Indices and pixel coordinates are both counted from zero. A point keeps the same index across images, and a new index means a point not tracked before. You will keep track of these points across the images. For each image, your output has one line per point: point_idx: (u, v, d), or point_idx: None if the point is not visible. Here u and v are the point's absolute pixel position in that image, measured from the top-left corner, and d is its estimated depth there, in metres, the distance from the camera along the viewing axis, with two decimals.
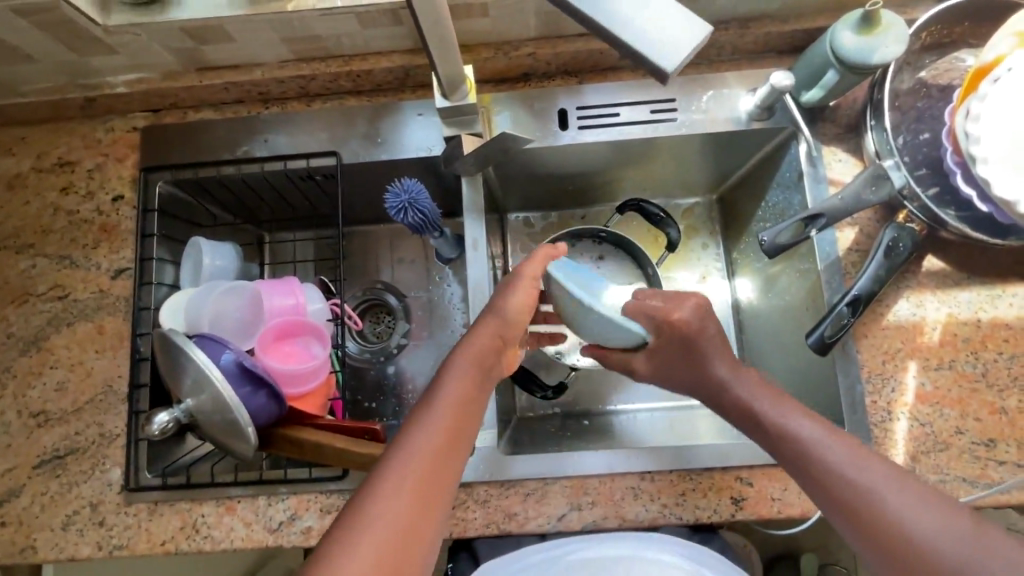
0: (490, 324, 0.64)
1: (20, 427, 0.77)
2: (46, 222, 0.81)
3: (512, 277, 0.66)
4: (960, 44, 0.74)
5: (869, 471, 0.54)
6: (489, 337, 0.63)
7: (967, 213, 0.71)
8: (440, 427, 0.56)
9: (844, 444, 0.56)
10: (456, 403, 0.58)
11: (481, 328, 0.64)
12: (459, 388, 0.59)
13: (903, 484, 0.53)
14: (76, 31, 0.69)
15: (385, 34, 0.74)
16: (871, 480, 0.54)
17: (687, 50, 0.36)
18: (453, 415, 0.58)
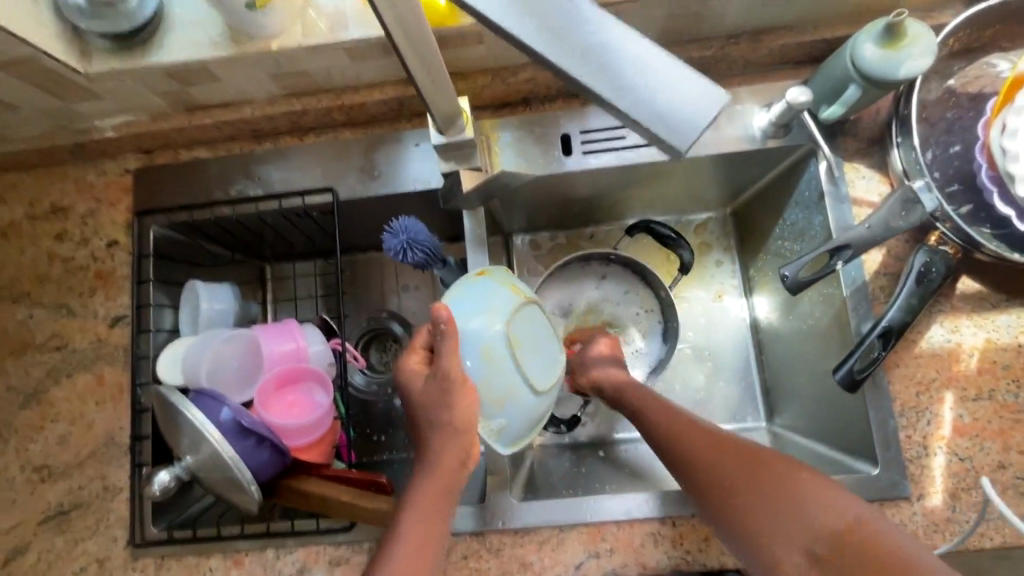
0: (445, 435, 0.54)
1: (24, 482, 0.75)
2: (41, 271, 0.79)
3: (443, 379, 0.53)
4: (991, 48, 0.69)
5: (732, 462, 0.54)
6: (455, 453, 0.54)
7: (1004, 231, 0.66)
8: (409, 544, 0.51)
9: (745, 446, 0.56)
10: (415, 541, 0.51)
11: (436, 441, 0.54)
12: (425, 503, 0.53)
13: (758, 470, 0.53)
14: (60, 80, 0.67)
15: (377, 66, 0.71)
16: (731, 472, 0.54)
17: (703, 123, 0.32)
18: (424, 529, 0.52)
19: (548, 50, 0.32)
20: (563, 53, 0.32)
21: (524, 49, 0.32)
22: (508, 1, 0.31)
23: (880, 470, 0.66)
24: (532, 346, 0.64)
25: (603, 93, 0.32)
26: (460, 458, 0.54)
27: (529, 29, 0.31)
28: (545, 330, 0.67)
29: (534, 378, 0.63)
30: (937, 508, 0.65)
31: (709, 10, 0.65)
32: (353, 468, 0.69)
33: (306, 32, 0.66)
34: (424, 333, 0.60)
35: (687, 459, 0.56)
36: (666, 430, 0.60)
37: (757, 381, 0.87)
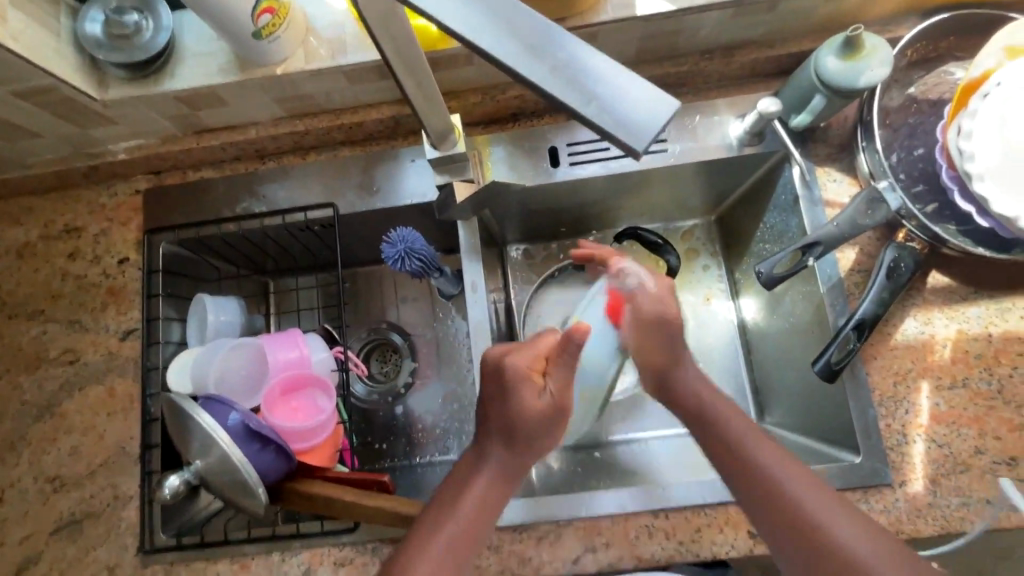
0: (523, 435, 0.61)
1: (36, 493, 0.77)
2: (55, 289, 0.83)
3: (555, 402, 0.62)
4: (947, 58, 0.74)
5: (814, 492, 0.56)
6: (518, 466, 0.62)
7: (969, 228, 0.69)
8: (462, 537, 0.58)
9: (788, 469, 0.58)
10: (480, 496, 0.60)
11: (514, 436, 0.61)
12: (481, 506, 0.60)
13: (836, 502, 0.56)
14: (79, 107, 0.71)
15: (374, 88, 0.76)
16: (813, 501, 0.56)
17: (656, 128, 0.34)
18: (473, 524, 0.59)
19: (513, 62, 0.35)
20: (526, 63, 0.35)
21: (491, 61, 0.36)
22: (486, 26, 0.36)
23: (862, 459, 0.68)
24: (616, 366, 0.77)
25: (563, 97, 0.34)
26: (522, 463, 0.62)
27: (503, 46, 0.35)
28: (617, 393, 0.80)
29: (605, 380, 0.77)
30: (919, 494, 0.67)
31: (682, 30, 0.70)
32: (354, 471, 0.72)
33: (308, 58, 0.71)
34: (543, 342, 0.65)
35: (764, 478, 0.58)
36: (748, 447, 0.60)
37: (747, 380, 0.89)
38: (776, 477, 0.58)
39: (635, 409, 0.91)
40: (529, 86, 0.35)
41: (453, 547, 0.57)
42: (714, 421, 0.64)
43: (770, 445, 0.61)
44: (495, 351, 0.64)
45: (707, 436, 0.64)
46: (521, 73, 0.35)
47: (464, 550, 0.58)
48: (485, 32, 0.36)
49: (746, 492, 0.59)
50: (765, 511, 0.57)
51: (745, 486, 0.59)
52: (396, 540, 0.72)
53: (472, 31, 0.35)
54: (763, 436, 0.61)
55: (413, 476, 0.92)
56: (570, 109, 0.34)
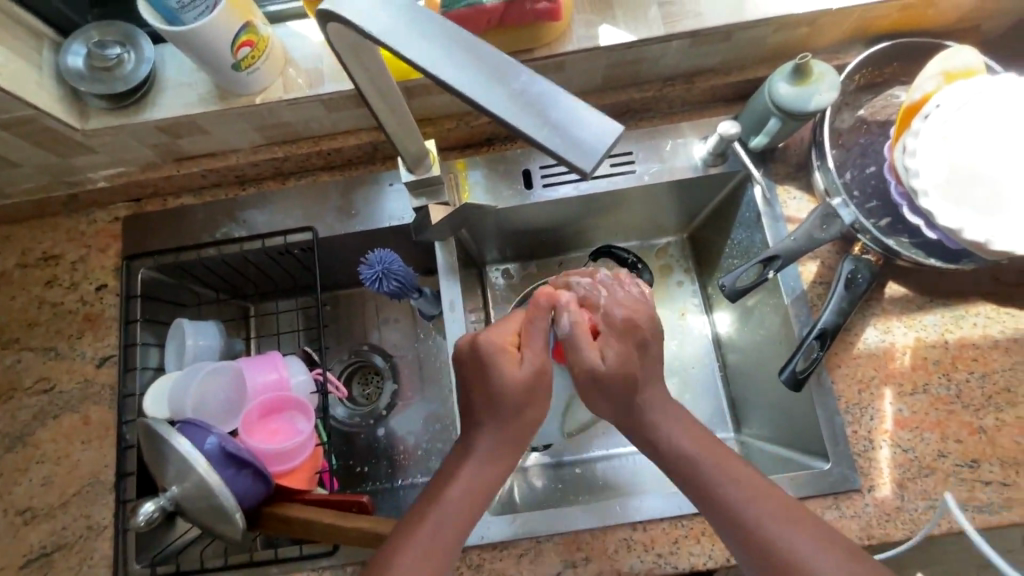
0: (506, 415, 0.61)
1: (6, 526, 0.76)
2: (31, 316, 0.83)
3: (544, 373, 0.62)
4: (892, 83, 0.79)
5: (788, 526, 0.54)
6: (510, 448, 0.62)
7: (920, 240, 0.73)
8: (451, 528, 0.58)
9: (758, 502, 0.56)
10: (473, 487, 0.60)
11: (494, 421, 0.61)
12: (469, 496, 0.59)
13: (803, 529, 0.54)
14: (58, 137, 0.73)
15: (351, 115, 0.79)
16: (787, 533, 0.54)
17: (604, 149, 0.36)
18: (459, 519, 0.58)
19: (472, 90, 0.38)
20: (483, 92, 0.38)
21: (453, 92, 0.39)
22: (449, 58, 0.39)
23: (832, 465, 0.70)
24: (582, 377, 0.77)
25: (518, 121, 0.37)
26: (511, 448, 0.62)
27: (462, 77, 0.38)
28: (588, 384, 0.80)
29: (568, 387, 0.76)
30: (887, 498, 0.69)
31: (644, 58, 0.74)
32: (333, 492, 0.72)
33: (286, 88, 0.73)
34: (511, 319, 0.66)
35: (743, 515, 0.55)
36: (713, 477, 0.58)
37: (723, 393, 0.91)
38: (749, 512, 0.55)
39: (615, 425, 0.92)
40: (486, 112, 0.38)
41: (427, 556, 0.56)
42: (686, 453, 0.60)
43: (738, 470, 0.58)
44: (466, 337, 0.65)
45: (677, 468, 0.60)
46: (477, 101, 0.38)
47: (447, 546, 0.57)
48: (446, 65, 0.38)
49: (721, 523, 0.57)
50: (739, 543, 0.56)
51: (722, 520, 0.57)
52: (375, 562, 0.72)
53: (433, 65, 0.38)
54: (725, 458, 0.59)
55: (395, 499, 0.92)
56: (523, 133, 0.37)
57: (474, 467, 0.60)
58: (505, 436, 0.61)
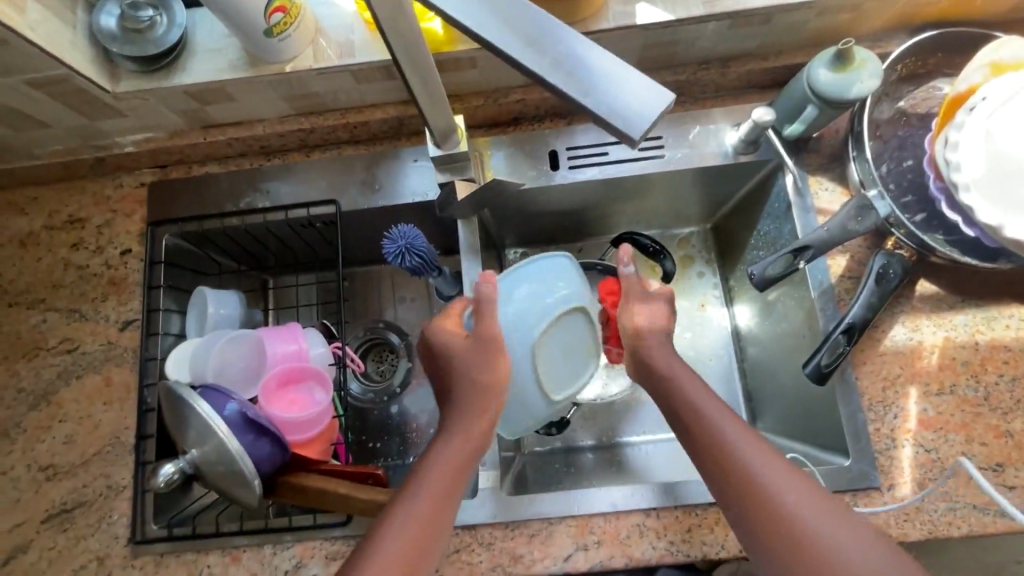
0: (467, 387, 0.61)
1: (29, 481, 0.77)
2: (57, 278, 0.84)
3: (485, 342, 0.62)
4: (935, 74, 0.76)
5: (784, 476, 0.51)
6: (483, 415, 0.60)
7: (955, 237, 0.71)
8: (415, 526, 0.50)
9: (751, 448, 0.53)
10: (446, 462, 0.56)
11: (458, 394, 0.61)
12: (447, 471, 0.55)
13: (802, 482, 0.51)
14: (88, 98, 0.73)
15: (379, 88, 0.78)
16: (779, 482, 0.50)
17: (652, 119, 0.36)
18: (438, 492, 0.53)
19: (515, 53, 0.37)
20: (528, 58, 0.37)
21: (496, 55, 0.38)
22: (491, 16, 0.37)
23: (852, 462, 0.69)
24: (557, 361, 0.72)
25: (563, 87, 0.36)
26: (477, 419, 0.59)
27: (505, 37, 0.37)
28: (586, 341, 0.74)
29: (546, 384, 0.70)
30: (907, 498, 0.68)
31: (679, 40, 0.73)
32: (349, 464, 0.72)
33: (316, 57, 0.73)
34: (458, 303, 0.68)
35: (730, 459, 0.53)
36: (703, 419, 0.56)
37: (740, 386, 0.90)
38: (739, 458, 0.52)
39: (629, 413, 0.91)
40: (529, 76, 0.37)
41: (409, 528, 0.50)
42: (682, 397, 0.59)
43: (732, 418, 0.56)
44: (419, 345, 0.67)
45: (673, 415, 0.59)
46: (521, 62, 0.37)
47: (425, 524, 0.51)
48: (488, 22, 0.37)
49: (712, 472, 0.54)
50: (738, 502, 0.51)
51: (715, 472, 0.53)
52: None
53: (475, 24, 0.37)
54: (751, 431, 0.55)
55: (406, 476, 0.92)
56: (570, 99, 0.36)
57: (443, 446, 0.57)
58: (479, 393, 0.60)
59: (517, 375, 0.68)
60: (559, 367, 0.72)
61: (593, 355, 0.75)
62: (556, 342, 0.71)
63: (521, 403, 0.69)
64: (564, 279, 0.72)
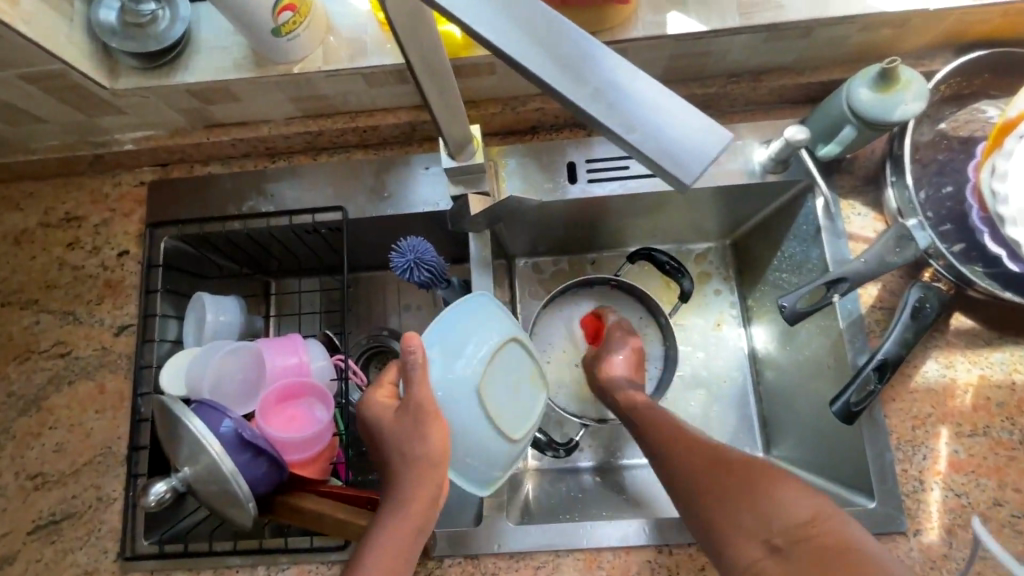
0: (408, 466, 0.52)
1: (17, 490, 0.75)
2: (51, 277, 0.81)
3: (418, 414, 0.53)
4: (980, 95, 0.72)
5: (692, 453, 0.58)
6: (426, 489, 0.52)
7: (995, 270, 0.67)
8: None
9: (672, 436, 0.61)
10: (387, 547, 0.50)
11: (402, 473, 0.52)
12: (394, 549, 0.50)
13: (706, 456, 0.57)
14: (87, 94, 0.69)
15: (392, 92, 0.74)
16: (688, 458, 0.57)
17: (707, 158, 0.32)
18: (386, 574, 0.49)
19: (555, 82, 0.34)
20: (567, 86, 0.34)
21: (533, 81, 0.34)
22: (528, 40, 0.34)
23: (877, 504, 0.66)
24: (510, 398, 0.64)
25: (605, 122, 0.33)
26: (422, 498, 0.52)
27: (544, 64, 0.34)
28: (530, 369, 0.67)
29: (504, 425, 0.62)
30: (934, 545, 0.65)
31: (711, 52, 0.69)
32: (348, 486, 0.69)
33: (327, 58, 0.69)
34: (390, 367, 0.59)
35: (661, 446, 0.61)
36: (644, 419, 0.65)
37: (755, 412, 0.86)
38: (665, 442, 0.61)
39: None
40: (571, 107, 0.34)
41: None
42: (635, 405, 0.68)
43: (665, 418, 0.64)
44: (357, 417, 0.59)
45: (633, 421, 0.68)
46: (561, 92, 0.34)
47: None
48: (524, 45, 0.34)
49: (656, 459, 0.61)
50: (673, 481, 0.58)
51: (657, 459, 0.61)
52: None
53: (512, 49, 0.34)
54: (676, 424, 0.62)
55: None
56: (612, 135, 0.33)
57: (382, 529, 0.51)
58: (425, 469, 0.52)
59: (464, 428, 0.60)
60: (517, 400, 0.64)
61: (540, 383, 0.68)
62: (500, 379, 0.63)
63: (479, 448, 0.61)
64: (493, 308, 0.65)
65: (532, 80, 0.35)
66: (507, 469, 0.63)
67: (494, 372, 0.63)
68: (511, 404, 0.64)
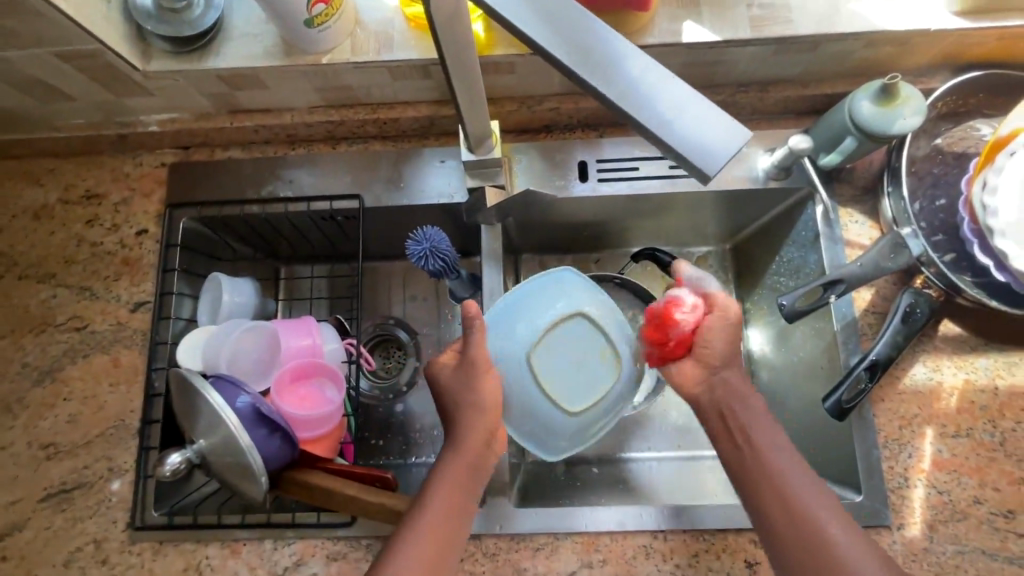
0: (468, 409, 0.62)
1: (29, 459, 0.76)
2: (69, 253, 0.82)
3: (472, 366, 0.63)
4: (975, 114, 0.75)
5: (826, 507, 0.55)
6: (481, 431, 0.61)
7: (983, 280, 0.71)
8: (430, 533, 0.56)
9: (805, 478, 0.57)
10: (451, 482, 0.59)
11: (463, 415, 0.62)
12: (450, 498, 0.58)
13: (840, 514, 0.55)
14: (118, 75, 0.71)
15: (413, 86, 0.77)
16: (822, 511, 0.55)
17: (727, 153, 0.37)
18: (447, 509, 0.57)
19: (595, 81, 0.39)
20: (604, 85, 0.39)
21: (574, 80, 0.39)
22: (571, 43, 0.39)
23: (863, 498, 0.69)
24: (572, 373, 0.69)
25: (637, 118, 0.38)
26: (480, 438, 0.61)
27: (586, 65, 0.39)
28: (599, 345, 0.70)
29: (562, 399, 0.69)
30: (916, 539, 0.68)
31: (722, 61, 0.72)
32: (356, 465, 0.71)
33: (354, 50, 0.71)
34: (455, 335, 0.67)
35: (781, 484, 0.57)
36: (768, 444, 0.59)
37: None
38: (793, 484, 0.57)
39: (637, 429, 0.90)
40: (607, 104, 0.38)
41: (424, 540, 0.55)
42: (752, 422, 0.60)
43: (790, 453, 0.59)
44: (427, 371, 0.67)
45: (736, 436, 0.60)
46: (600, 90, 0.38)
47: (439, 533, 0.56)
48: (569, 47, 0.39)
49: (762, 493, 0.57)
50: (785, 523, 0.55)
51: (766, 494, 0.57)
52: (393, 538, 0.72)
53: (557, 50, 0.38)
54: (800, 464, 0.58)
55: (407, 475, 0.91)
56: (643, 130, 0.38)
57: (445, 467, 0.60)
58: (481, 414, 0.62)
59: (524, 399, 0.68)
60: (580, 375, 0.69)
61: (613, 359, 0.70)
62: (560, 356, 0.69)
63: (538, 418, 0.69)
64: (553, 290, 0.70)
65: (573, 80, 0.40)
66: (567, 438, 0.70)
67: (552, 349, 0.69)
68: (573, 379, 0.69)
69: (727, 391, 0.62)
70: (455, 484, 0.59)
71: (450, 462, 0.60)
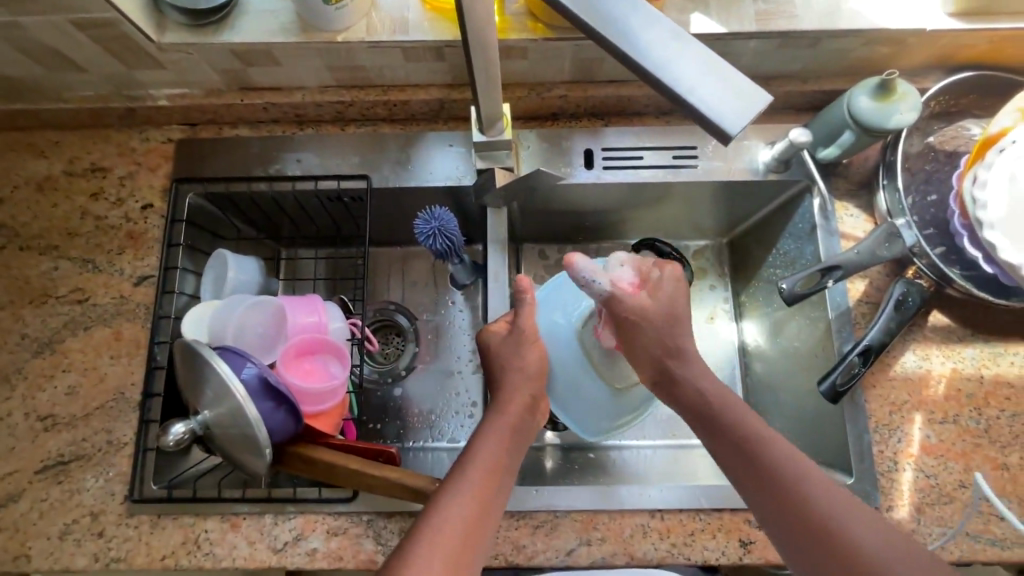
0: (514, 374, 0.67)
1: (26, 430, 0.75)
2: (72, 225, 0.82)
3: (519, 335, 0.68)
4: (966, 114, 0.78)
5: (834, 498, 0.56)
6: (521, 395, 0.66)
7: (972, 272, 0.74)
8: (475, 488, 0.57)
9: (805, 474, 0.57)
10: (497, 442, 0.62)
11: (508, 379, 0.67)
12: (485, 472, 0.59)
13: (852, 507, 0.55)
14: (132, 46, 0.72)
15: (425, 69, 0.78)
16: (830, 504, 0.55)
17: (752, 115, 0.40)
18: (489, 469, 0.59)
19: (627, 47, 0.41)
20: (635, 52, 0.41)
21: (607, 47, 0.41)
22: (603, 14, 0.41)
23: (854, 481, 0.71)
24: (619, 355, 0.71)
25: (667, 84, 0.40)
26: (523, 401, 0.65)
27: (618, 34, 0.41)
28: None
29: (609, 380, 0.71)
30: (904, 520, 0.70)
31: (727, 53, 0.74)
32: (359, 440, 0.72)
33: (369, 30, 0.72)
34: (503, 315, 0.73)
35: (780, 481, 0.57)
36: (761, 441, 0.59)
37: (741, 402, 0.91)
38: (794, 479, 0.57)
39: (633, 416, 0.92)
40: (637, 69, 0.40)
41: (468, 497, 0.57)
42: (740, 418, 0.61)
43: (788, 450, 0.59)
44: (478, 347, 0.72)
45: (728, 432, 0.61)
46: (624, 51, 0.41)
47: (483, 489, 0.58)
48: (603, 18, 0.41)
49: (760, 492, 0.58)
50: (786, 518, 0.56)
51: (764, 492, 0.57)
52: (394, 514, 0.72)
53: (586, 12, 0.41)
54: (803, 460, 0.58)
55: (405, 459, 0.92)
56: (673, 94, 0.40)
57: (490, 428, 0.63)
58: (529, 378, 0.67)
59: (573, 378, 0.72)
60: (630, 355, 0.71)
61: None
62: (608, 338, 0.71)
63: (588, 398, 0.73)
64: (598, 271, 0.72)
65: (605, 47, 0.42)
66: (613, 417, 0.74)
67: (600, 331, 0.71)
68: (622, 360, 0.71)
69: (713, 387, 0.63)
70: (496, 450, 0.61)
71: (492, 424, 0.63)
